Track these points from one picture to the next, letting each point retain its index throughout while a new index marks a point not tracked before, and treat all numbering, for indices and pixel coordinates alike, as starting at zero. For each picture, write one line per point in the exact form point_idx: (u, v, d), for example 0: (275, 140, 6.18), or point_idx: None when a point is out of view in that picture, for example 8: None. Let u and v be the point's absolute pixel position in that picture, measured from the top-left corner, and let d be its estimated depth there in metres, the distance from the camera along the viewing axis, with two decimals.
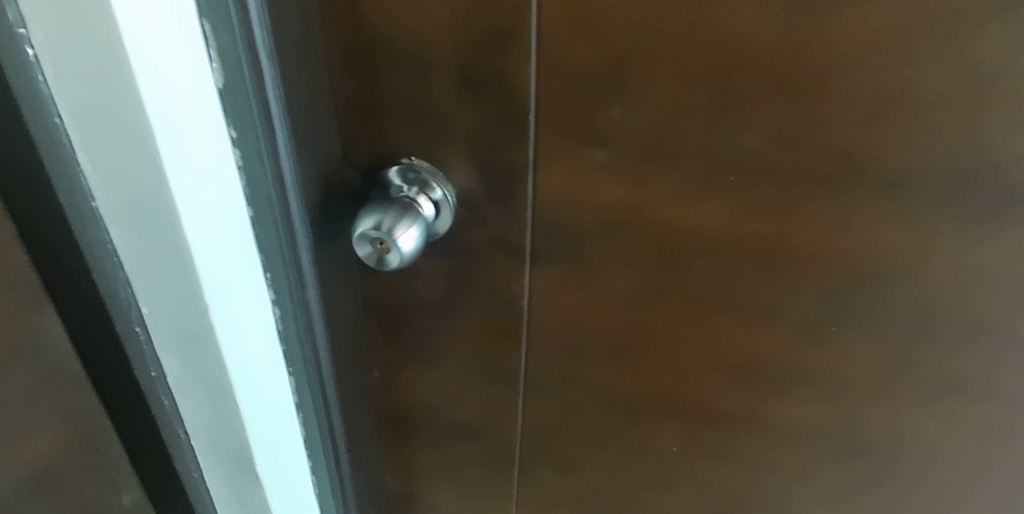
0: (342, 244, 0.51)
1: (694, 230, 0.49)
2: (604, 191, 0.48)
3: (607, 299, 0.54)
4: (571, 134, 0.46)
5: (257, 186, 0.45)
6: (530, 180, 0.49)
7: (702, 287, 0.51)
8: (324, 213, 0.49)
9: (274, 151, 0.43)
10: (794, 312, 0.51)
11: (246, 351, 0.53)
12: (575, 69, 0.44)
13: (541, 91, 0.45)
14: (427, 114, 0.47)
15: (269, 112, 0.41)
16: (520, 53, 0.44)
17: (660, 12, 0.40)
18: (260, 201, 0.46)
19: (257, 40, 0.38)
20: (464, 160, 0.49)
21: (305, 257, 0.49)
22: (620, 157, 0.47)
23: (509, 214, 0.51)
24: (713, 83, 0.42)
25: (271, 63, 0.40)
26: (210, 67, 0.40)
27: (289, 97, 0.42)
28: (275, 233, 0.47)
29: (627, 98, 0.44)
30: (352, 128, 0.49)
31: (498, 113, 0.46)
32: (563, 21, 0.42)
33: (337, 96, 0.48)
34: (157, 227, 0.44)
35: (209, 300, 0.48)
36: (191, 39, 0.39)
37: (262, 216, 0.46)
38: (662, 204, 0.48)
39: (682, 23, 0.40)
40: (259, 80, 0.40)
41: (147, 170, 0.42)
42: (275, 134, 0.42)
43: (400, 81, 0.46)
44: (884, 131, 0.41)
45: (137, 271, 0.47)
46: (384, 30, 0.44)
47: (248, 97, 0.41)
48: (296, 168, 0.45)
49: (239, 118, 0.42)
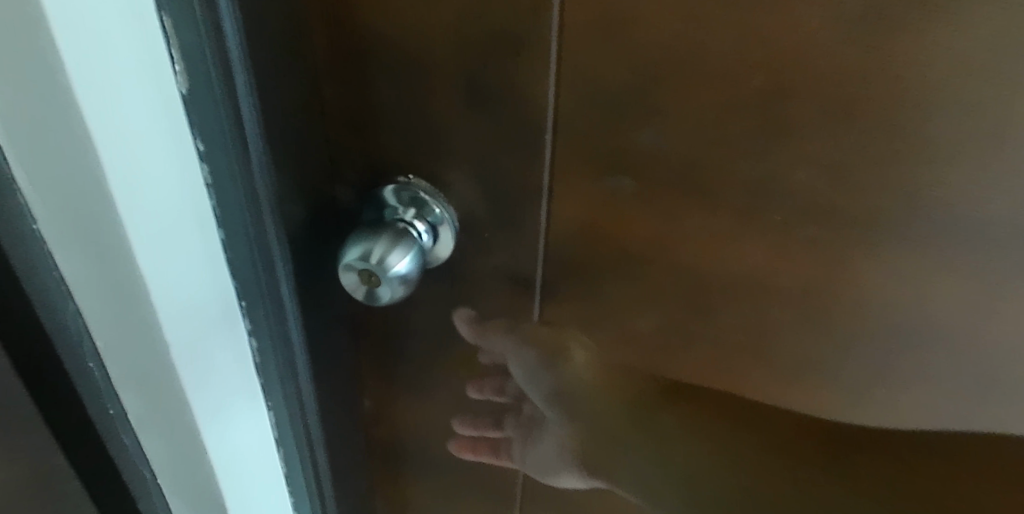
0: (319, 259, 0.46)
1: (729, 273, 0.42)
2: (628, 223, 0.42)
3: (624, 340, 0.48)
4: (592, 158, 0.40)
5: (228, 204, 0.40)
6: (542, 206, 0.43)
7: (735, 334, 0.45)
8: (307, 234, 0.45)
9: (247, 164, 0.39)
10: (835, 368, 0.45)
11: (217, 392, 0.45)
12: (601, 88, 0.37)
13: (560, 111, 0.39)
14: (427, 128, 0.42)
15: (242, 124, 0.38)
16: (536, 66, 0.37)
17: (708, 27, 0.33)
18: (232, 222, 0.41)
19: (227, 37, 0.35)
20: (468, 182, 0.43)
21: (284, 286, 0.45)
22: (648, 190, 0.40)
23: (519, 243, 0.45)
24: (767, 115, 0.35)
25: (245, 69, 0.36)
26: (173, 71, 0.34)
27: (263, 103, 0.38)
28: (250, 251, 0.43)
29: (660, 122, 0.37)
30: (342, 137, 0.43)
31: (509, 130, 0.40)
32: (587, 31, 0.35)
33: (325, 103, 0.42)
34: (107, 258, 0.37)
35: (171, 339, 0.40)
36: (151, 46, 0.32)
37: (235, 236, 0.42)
38: (693, 241, 0.42)
39: (734, 45, 0.33)
40: (231, 89, 0.36)
41: (91, 193, 0.34)
42: (249, 142, 0.38)
43: (395, 89, 0.40)
44: (965, 174, 0.34)
45: (90, 305, 0.39)
46: (376, 29, 0.38)
47: (216, 106, 0.37)
48: (273, 185, 0.41)
49: (208, 129, 0.37)
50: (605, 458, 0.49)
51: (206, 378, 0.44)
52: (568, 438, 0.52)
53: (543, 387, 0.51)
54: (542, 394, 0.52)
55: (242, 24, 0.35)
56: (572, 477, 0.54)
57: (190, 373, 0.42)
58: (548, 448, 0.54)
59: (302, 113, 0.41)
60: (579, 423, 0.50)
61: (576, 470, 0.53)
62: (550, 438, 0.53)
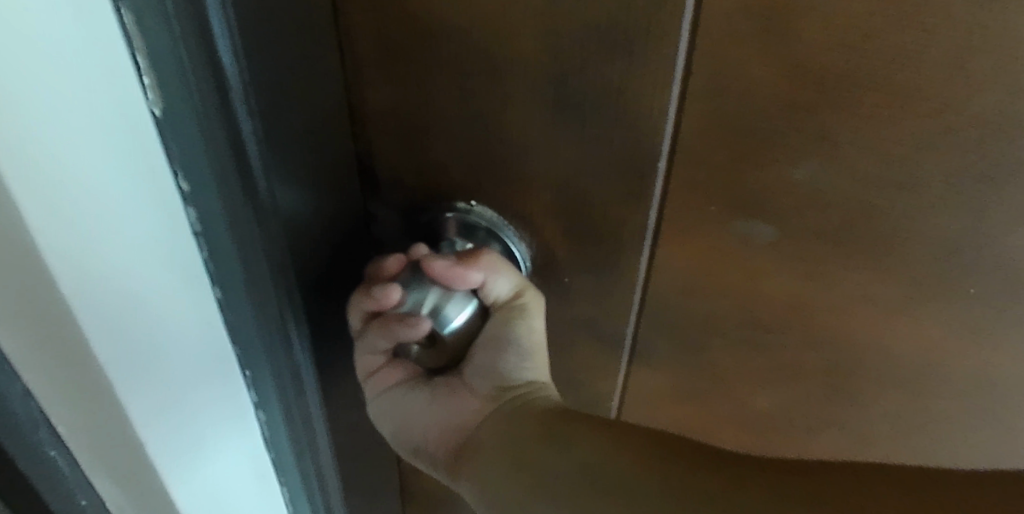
0: (330, 296, 0.37)
1: (877, 338, 0.34)
2: (755, 274, 0.33)
3: (723, 399, 0.40)
4: (721, 197, 0.31)
5: (223, 256, 0.30)
6: (644, 252, 0.34)
7: (866, 405, 0.37)
8: (322, 276, 0.36)
9: (252, 200, 0.29)
10: (996, 439, 0.37)
11: (215, 475, 0.37)
12: (748, 109, 0.27)
13: (684, 132, 0.29)
14: (500, 150, 0.32)
15: (240, 151, 0.28)
16: (661, 68, 0.27)
17: (911, 26, 0.23)
18: (231, 275, 0.31)
19: (216, 36, 0.24)
20: (550, 213, 0.33)
21: (297, 335, 0.36)
22: (791, 235, 0.31)
23: (608, 294, 0.36)
24: (980, 139, 0.26)
25: (241, 79, 0.26)
26: (142, 89, 0.23)
27: (270, 121, 0.28)
28: (254, 306, 0.34)
29: (823, 155, 0.28)
30: (391, 152, 0.33)
31: (610, 158, 0.30)
32: (741, 34, 0.25)
33: (370, 109, 0.32)
34: (64, 355, 0.27)
35: (150, 440, 0.32)
36: (110, 55, 0.22)
37: (232, 288, 0.32)
38: (835, 302, 0.33)
39: (951, 42, 0.24)
40: (226, 108, 0.26)
41: (22, 267, 0.23)
42: (253, 174, 0.28)
43: (460, 97, 0.30)
44: None
45: (54, 399, 0.30)
46: (441, 21, 0.28)
47: (204, 128, 0.26)
48: (284, 224, 0.31)
49: (189, 164, 0.27)
50: (481, 429, 0.36)
51: (198, 466, 0.35)
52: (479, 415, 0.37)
53: (487, 359, 0.38)
54: (481, 364, 0.38)
55: (242, 37, 0.25)
56: (409, 448, 0.40)
57: (178, 466, 0.34)
58: (410, 406, 0.39)
59: (321, 130, 0.31)
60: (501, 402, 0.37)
61: (427, 451, 0.39)
62: (453, 404, 0.38)
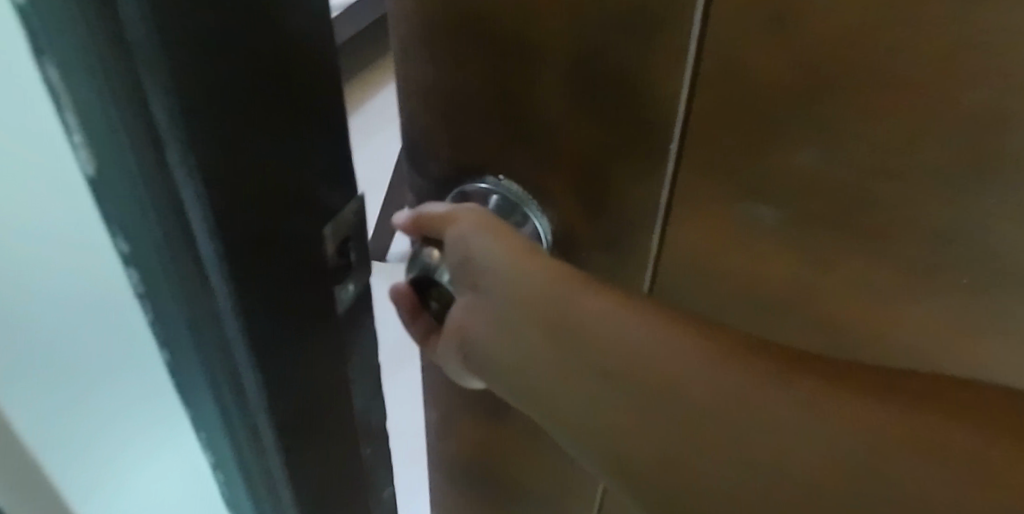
0: (284, 357, 0.37)
1: (879, 331, 0.36)
2: (761, 258, 0.35)
3: None
4: (726, 180, 0.33)
5: (155, 268, 0.34)
6: (657, 228, 0.37)
7: None
8: (270, 321, 0.35)
9: (179, 238, 0.31)
10: None
11: (92, 432, 0.40)
12: (750, 94, 0.30)
13: (692, 115, 0.32)
14: (527, 121, 0.36)
15: (174, 196, 0.29)
16: (668, 53, 0.30)
17: (892, 22, 0.26)
18: (163, 284, 0.34)
19: (148, 98, 0.25)
20: (569, 190, 0.37)
21: (246, 375, 0.37)
22: (795, 222, 0.33)
23: (624, 267, 0.39)
24: (973, 138, 0.27)
25: (175, 137, 0.26)
26: (50, 102, 0.28)
27: (208, 177, 0.28)
28: (192, 334, 0.36)
29: (824, 143, 0.30)
30: (436, 121, 0.39)
31: (624, 134, 0.34)
32: (740, 24, 0.28)
33: (420, 81, 0.37)
34: None
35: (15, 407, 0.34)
36: (15, 59, 0.26)
37: (167, 305, 0.36)
38: (836, 291, 0.35)
39: (929, 36, 0.25)
40: (156, 157, 0.27)
41: None
42: (188, 219, 0.29)
43: (492, 73, 0.35)
44: None
45: None
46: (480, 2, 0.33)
47: (132, 168, 0.28)
48: (224, 272, 0.31)
49: (132, 207, 0.31)
50: (485, 329, 0.35)
51: (69, 435, 0.38)
52: (472, 307, 0.36)
53: (465, 248, 0.36)
54: (463, 255, 0.36)
55: (175, 102, 0.25)
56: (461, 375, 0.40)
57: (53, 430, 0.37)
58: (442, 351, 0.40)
59: (261, 185, 0.30)
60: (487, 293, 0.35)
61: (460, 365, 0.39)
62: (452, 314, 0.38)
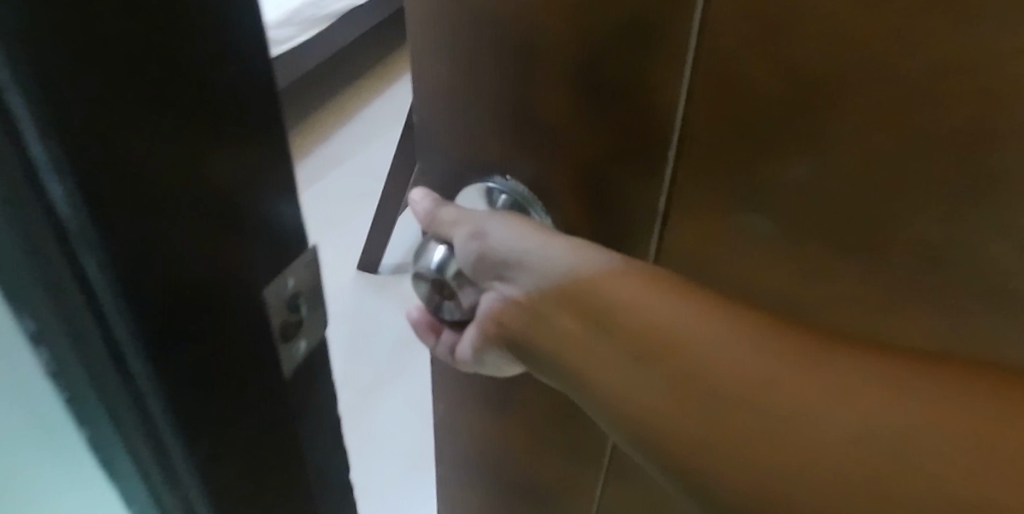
0: (232, 459, 0.30)
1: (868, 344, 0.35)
2: (752, 265, 0.35)
3: None
4: (721, 189, 0.33)
5: (47, 354, 0.25)
6: (655, 233, 0.37)
7: None
8: (218, 412, 0.28)
9: (91, 336, 0.23)
10: None
11: None
12: (743, 103, 0.30)
13: (689, 122, 0.31)
14: (534, 123, 0.36)
15: (82, 286, 0.22)
16: (667, 56, 0.30)
17: (882, 28, 0.25)
18: (62, 373, 0.26)
19: (31, 164, 0.19)
20: (571, 191, 0.38)
21: (184, 477, 0.29)
22: (785, 231, 0.33)
23: None
24: (965, 146, 0.27)
25: (71, 211, 0.20)
26: None
27: (122, 259, 0.21)
28: (124, 444, 0.28)
29: (814, 154, 0.30)
30: (447, 119, 0.39)
31: (624, 138, 0.34)
32: (732, 27, 0.28)
33: (434, 79, 0.38)
34: None
35: None
36: None
37: (83, 396, 0.26)
38: (824, 297, 0.35)
39: (920, 40, 0.25)
40: (49, 238, 0.21)
41: None
42: (99, 313, 0.23)
43: (502, 74, 0.36)
44: None
45: None
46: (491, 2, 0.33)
47: (19, 251, 0.21)
48: (156, 371, 0.25)
49: (15, 289, 0.23)
50: (523, 316, 0.35)
51: None
52: (506, 298, 0.36)
53: (494, 244, 0.36)
54: (493, 252, 0.36)
55: (69, 170, 0.19)
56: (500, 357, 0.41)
57: None
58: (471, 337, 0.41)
59: (197, 252, 0.24)
60: (523, 284, 0.35)
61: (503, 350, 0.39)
62: (488, 303, 0.38)
